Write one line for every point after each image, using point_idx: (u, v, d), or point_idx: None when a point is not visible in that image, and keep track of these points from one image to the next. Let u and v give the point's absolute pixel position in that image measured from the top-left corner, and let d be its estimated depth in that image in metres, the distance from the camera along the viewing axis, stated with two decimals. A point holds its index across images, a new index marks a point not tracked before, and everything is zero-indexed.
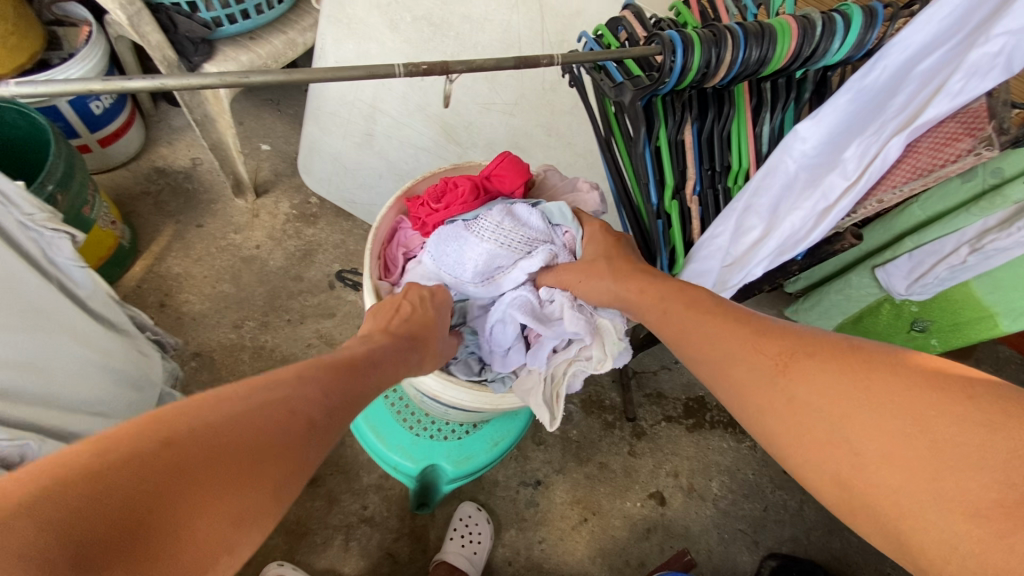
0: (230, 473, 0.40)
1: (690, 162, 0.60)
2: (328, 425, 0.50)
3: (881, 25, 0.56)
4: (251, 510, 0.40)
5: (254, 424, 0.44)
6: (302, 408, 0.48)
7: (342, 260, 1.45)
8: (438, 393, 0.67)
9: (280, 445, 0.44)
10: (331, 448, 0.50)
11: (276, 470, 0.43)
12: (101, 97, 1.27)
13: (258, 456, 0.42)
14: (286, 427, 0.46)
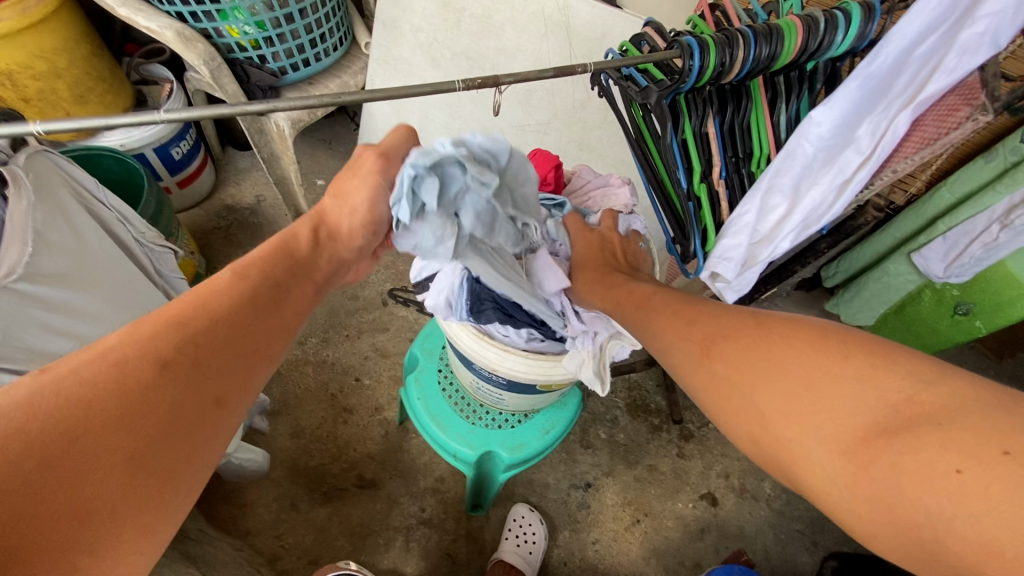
0: (38, 471, 0.37)
1: (715, 151, 0.67)
2: (189, 358, 0.46)
3: (880, 19, 0.63)
4: (100, 495, 0.38)
5: (57, 409, 0.39)
6: (137, 358, 0.44)
7: (393, 279, 1.56)
8: (495, 365, 0.73)
9: (107, 413, 0.40)
10: (208, 371, 0.46)
11: (116, 440, 0.40)
12: (181, 144, 1.45)
13: (73, 440, 0.39)
14: (123, 383, 0.42)
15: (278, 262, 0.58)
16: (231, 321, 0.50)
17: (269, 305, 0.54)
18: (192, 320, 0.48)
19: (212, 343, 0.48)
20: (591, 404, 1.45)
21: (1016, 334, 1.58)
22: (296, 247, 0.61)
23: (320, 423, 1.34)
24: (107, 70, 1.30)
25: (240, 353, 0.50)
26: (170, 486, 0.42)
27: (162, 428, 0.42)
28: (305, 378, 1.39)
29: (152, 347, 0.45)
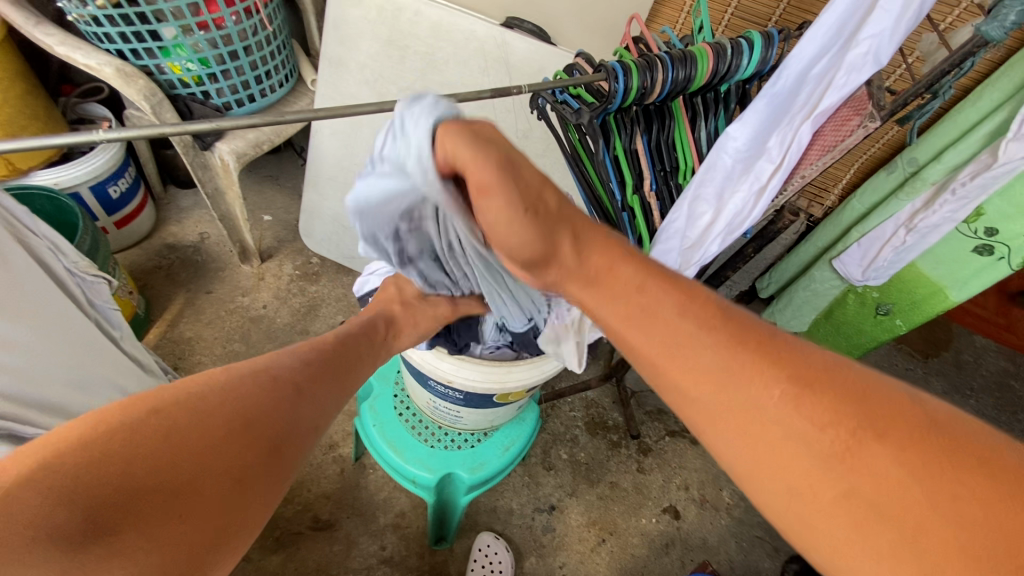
0: (223, 437, 0.43)
1: (645, 166, 0.73)
2: (312, 388, 0.53)
3: (778, 45, 0.71)
4: (256, 464, 0.44)
5: (238, 390, 0.47)
6: (284, 373, 0.52)
7: (345, 311, 1.54)
8: (450, 377, 0.73)
9: (269, 404, 0.48)
10: (321, 403, 0.53)
11: (268, 426, 0.47)
12: (119, 182, 1.40)
13: (248, 415, 0.46)
14: (272, 389, 0.49)
15: (359, 329, 0.65)
16: (333, 360, 0.59)
17: (354, 359, 0.61)
18: (317, 359, 0.57)
19: (327, 384, 0.56)
20: (551, 425, 1.45)
21: (934, 334, 1.71)
22: (376, 332, 0.66)
23: None
24: (41, 109, 1.27)
25: (342, 393, 0.57)
26: (288, 478, 0.47)
27: (293, 433, 0.49)
28: None
29: (294, 374, 0.53)
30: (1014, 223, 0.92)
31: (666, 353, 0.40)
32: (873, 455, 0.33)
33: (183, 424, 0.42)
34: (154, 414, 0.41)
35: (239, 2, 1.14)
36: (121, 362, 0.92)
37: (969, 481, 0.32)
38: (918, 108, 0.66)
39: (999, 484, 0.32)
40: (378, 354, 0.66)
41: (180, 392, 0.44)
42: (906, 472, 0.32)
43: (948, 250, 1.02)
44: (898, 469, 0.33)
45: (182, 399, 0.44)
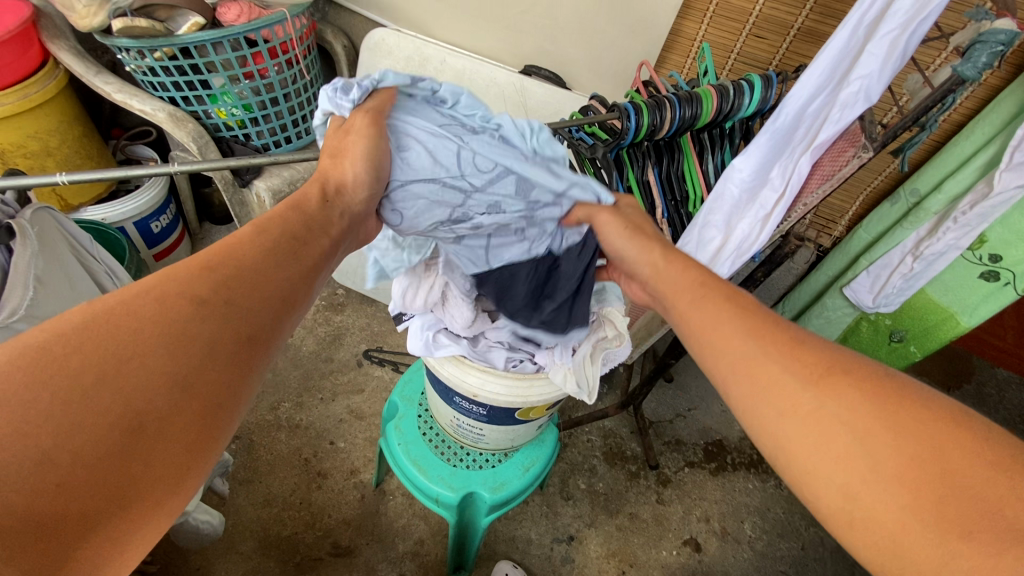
0: (91, 392, 0.34)
1: (656, 196, 0.80)
2: (227, 294, 0.41)
3: (777, 85, 0.78)
4: (154, 402, 0.36)
5: (114, 327, 0.37)
6: (180, 288, 0.40)
7: (368, 340, 1.59)
8: (476, 391, 0.76)
9: (158, 332, 0.37)
10: (244, 313, 0.42)
11: (163, 357, 0.37)
12: (161, 218, 1.50)
13: (125, 354, 0.36)
14: (162, 313, 0.38)
15: (293, 218, 0.51)
16: (260, 262, 0.45)
17: (287, 254, 0.47)
18: (227, 261, 0.43)
19: (245, 286, 0.43)
20: (569, 454, 1.46)
21: (954, 366, 1.71)
22: (307, 206, 0.53)
23: (293, 488, 1.31)
24: (94, 150, 1.38)
25: (278, 294, 0.45)
26: (219, 407, 0.38)
27: (210, 349, 0.39)
28: (277, 443, 1.37)
29: (194, 283, 0.41)
30: (1017, 249, 0.96)
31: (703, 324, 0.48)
32: (844, 388, 0.40)
33: (35, 382, 0.33)
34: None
35: (282, 55, 1.25)
36: None
37: (910, 422, 0.38)
38: (909, 141, 0.72)
39: (936, 415, 0.38)
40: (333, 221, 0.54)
41: (36, 338, 0.35)
42: (865, 402, 0.39)
43: (955, 277, 1.06)
44: (863, 399, 0.39)
45: (39, 347, 0.35)
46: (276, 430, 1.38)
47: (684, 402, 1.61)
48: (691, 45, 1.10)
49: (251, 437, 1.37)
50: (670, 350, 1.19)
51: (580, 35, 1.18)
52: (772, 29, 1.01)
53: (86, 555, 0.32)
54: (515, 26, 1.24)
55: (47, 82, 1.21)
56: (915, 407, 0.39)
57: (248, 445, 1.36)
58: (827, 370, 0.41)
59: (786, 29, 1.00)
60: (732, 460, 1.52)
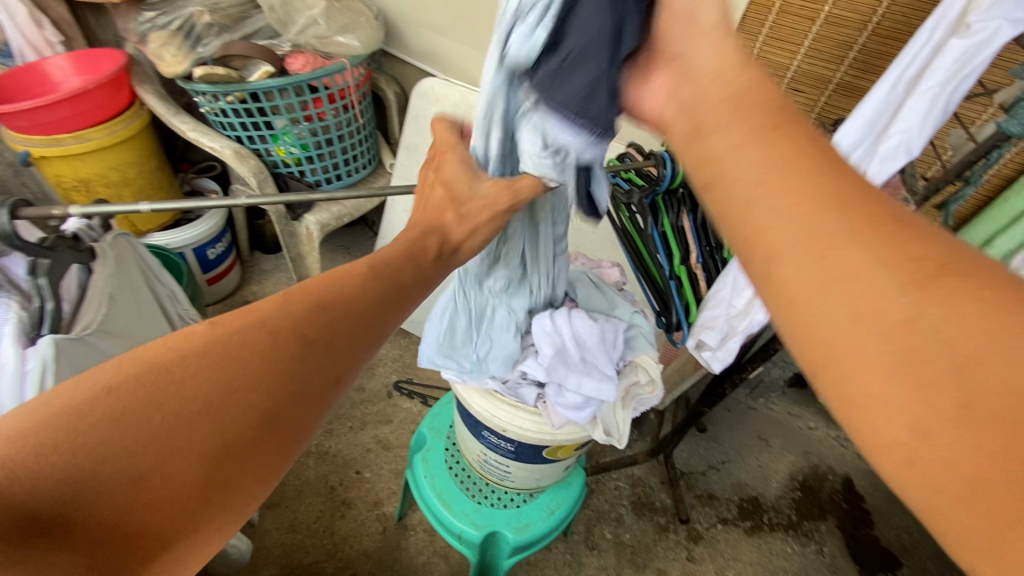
0: (189, 417, 0.37)
1: (691, 241, 0.80)
2: (324, 340, 0.44)
3: None
4: (239, 436, 0.38)
5: (231, 359, 0.40)
6: (284, 327, 0.42)
7: (399, 371, 1.62)
8: (505, 425, 0.74)
9: (260, 370, 0.40)
10: (333, 362, 0.44)
11: (256, 393, 0.40)
12: (217, 245, 1.60)
13: (227, 388, 0.39)
14: (262, 350, 0.41)
15: (401, 258, 0.53)
16: (362, 308, 0.47)
17: (384, 295, 0.49)
18: (336, 302, 0.45)
19: (347, 326, 0.45)
20: (596, 501, 1.42)
21: None
22: (422, 254, 0.55)
23: (317, 516, 1.31)
24: (164, 182, 1.50)
25: (370, 333, 0.47)
26: (292, 444, 0.42)
27: (294, 395, 0.41)
28: (305, 469, 1.39)
29: (303, 323, 0.43)
30: None
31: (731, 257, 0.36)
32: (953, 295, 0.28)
33: (152, 400, 0.37)
34: (117, 390, 0.36)
35: (339, 100, 1.35)
36: None
37: None
38: (953, 196, 0.71)
39: None
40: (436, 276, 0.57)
41: (159, 354, 0.38)
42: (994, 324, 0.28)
43: None
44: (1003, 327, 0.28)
45: (160, 367, 0.38)
46: (306, 456, 1.41)
47: (717, 454, 1.55)
48: None
49: None
50: (703, 397, 1.16)
51: None
52: (808, 83, 1.00)
53: (162, 559, 0.36)
54: None
55: (131, 122, 1.34)
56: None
57: None
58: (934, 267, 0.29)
59: (822, 83, 0.98)
60: (769, 520, 1.44)
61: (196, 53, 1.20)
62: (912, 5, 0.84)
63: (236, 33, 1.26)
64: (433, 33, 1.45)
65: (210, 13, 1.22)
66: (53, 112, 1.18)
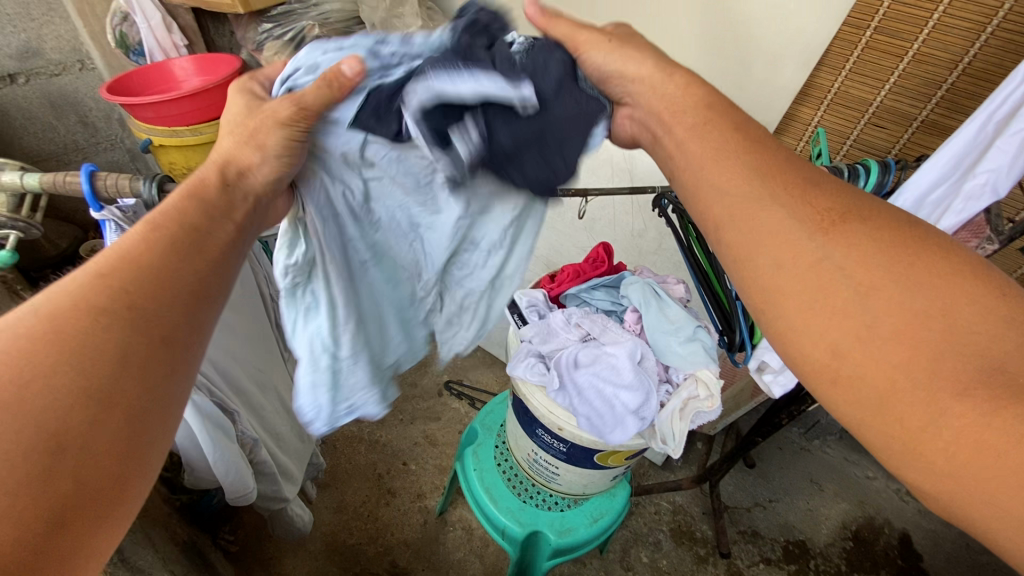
0: (6, 426, 0.31)
1: None
2: (134, 303, 0.36)
3: (896, 172, 0.79)
4: (70, 428, 0.32)
5: (17, 360, 0.32)
6: (81, 305, 0.35)
7: (450, 371, 1.68)
8: (562, 425, 0.77)
9: (56, 361, 0.33)
10: (155, 321, 0.37)
11: (61, 384, 0.33)
12: None
13: (23, 391, 0.32)
14: (61, 335, 0.34)
15: (200, 205, 0.43)
16: (159, 261, 0.39)
17: (187, 248, 0.41)
18: (124, 260, 0.38)
19: (151, 287, 0.38)
20: (634, 523, 1.41)
21: None
22: (211, 185, 0.45)
23: (364, 500, 1.38)
24: None
25: (200, 290, 0.40)
26: (153, 419, 0.36)
27: (122, 363, 0.35)
28: (356, 454, 1.46)
29: (92, 295, 0.36)
30: None
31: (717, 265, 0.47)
32: (856, 233, 0.39)
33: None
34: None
35: None
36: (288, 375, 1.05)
37: None
38: None
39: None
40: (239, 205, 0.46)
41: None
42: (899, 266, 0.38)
43: None
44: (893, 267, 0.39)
45: None
46: (357, 442, 1.48)
47: (764, 491, 1.50)
48: (805, 129, 1.10)
49: (334, 444, 1.48)
50: (756, 428, 1.14)
51: None
52: (892, 119, 0.99)
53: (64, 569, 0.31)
54: None
55: None
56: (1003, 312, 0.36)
57: (331, 451, 1.46)
58: (840, 220, 0.40)
59: (906, 121, 0.97)
60: (816, 567, 1.38)
61: None
62: (1008, 47, 0.82)
63: None
64: None
65: (320, 26, 1.32)
66: (176, 106, 1.33)
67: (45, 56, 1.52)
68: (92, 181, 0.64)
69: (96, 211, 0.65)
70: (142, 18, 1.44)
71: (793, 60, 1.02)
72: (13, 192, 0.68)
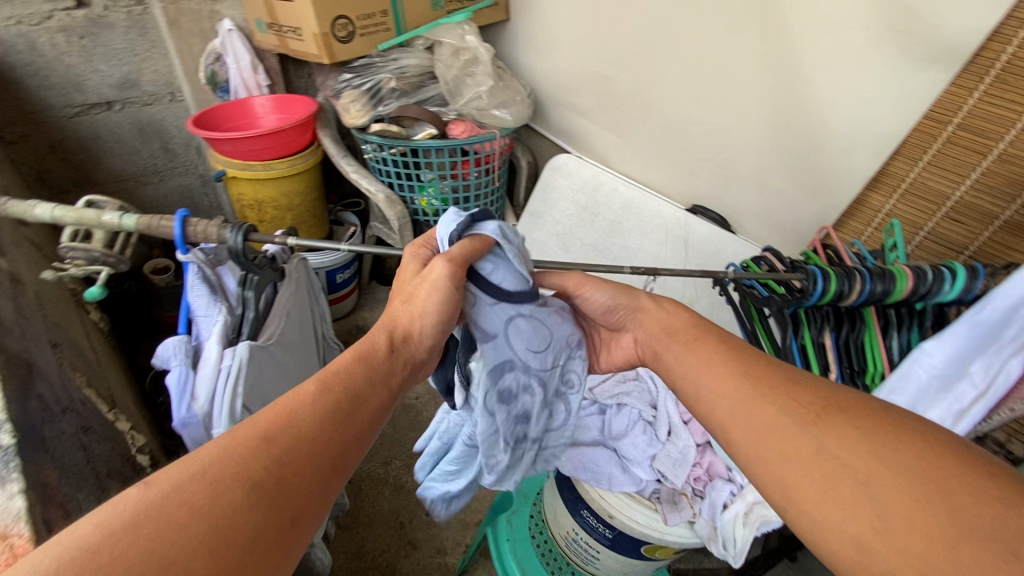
0: None
1: (831, 361, 0.79)
2: (277, 480, 0.42)
3: (984, 278, 0.75)
4: None
5: (180, 518, 0.37)
6: (239, 467, 0.41)
7: None
8: (613, 513, 0.74)
9: (202, 534, 0.37)
10: (290, 499, 0.42)
11: (201, 558, 0.36)
12: (344, 271, 1.77)
13: (160, 564, 0.34)
14: (219, 495, 0.39)
15: (357, 373, 0.53)
16: (314, 438, 0.46)
17: (340, 417, 0.48)
18: (286, 432, 0.44)
19: (297, 460, 0.44)
20: None
21: None
22: (374, 355, 0.55)
23: (384, 549, 1.34)
24: (318, 210, 1.70)
25: (339, 469, 0.47)
26: None
27: (246, 540, 0.38)
28: (380, 498, 1.44)
29: (255, 465, 0.42)
30: None
31: (822, 390, 0.49)
32: (860, 441, 0.43)
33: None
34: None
35: (483, 164, 1.48)
36: None
37: None
38: None
39: None
40: (395, 372, 0.56)
41: (77, 544, 0.34)
42: (869, 446, 0.42)
43: None
44: (862, 437, 0.43)
45: (95, 542, 0.34)
46: (382, 485, 1.46)
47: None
48: (874, 217, 1.04)
49: (360, 484, 1.47)
50: None
51: (757, 188, 1.24)
52: (973, 216, 0.89)
53: None
54: (690, 169, 1.36)
55: (309, 157, 1.55)
56: (986, 484, 0.37)
57: (356, 491, 1.45)
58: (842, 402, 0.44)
59: (988, 219, 0.87)
60: None
61: (377, 111, 1.38)
62: None
63: (412, 99, 1.42)
64: (576, 116, 1.60)
65: (396, 79, 1.40)
66: (253, 143, 1.40)
67: (141, 87, 1.64)
68: (184, 227, 0.67)
69: (183, 255, 0.68)
70: (233, 58, 1.58)
71: (866, 146, 1.01)
72: (108, 230, 0.71)
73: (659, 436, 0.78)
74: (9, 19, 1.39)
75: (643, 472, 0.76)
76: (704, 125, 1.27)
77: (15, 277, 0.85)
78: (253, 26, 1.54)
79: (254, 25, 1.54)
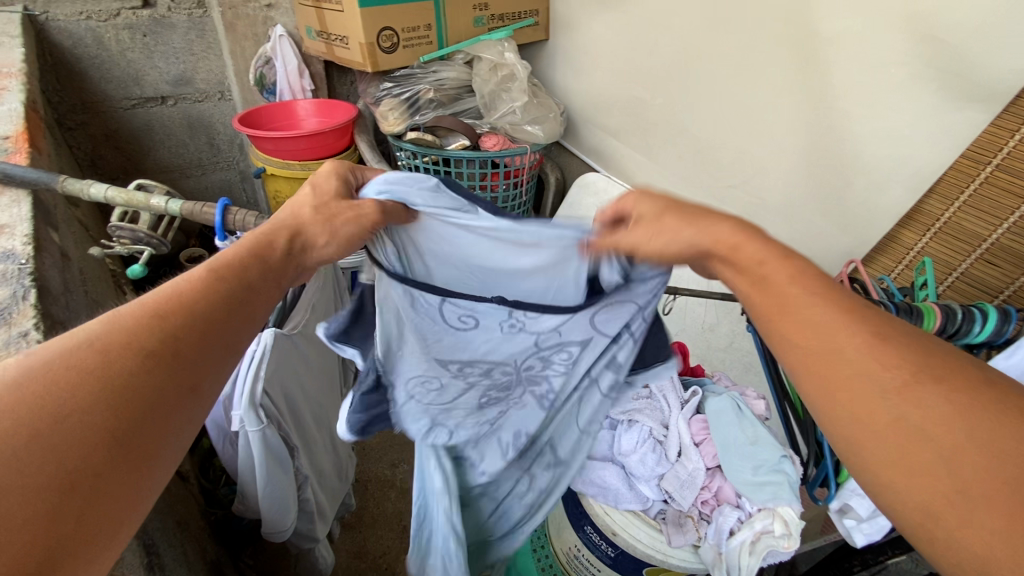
0: (38, 439, 0.35)
1: None
2: (182, 350, 0.44)
3: (1017, 321, 0.73)
4: (93, 461, 0.36)
5: (83, 378, 0.38)
6: (139, 340, 0.42)
7: None
8: (617, 530, 0.75)
9: (101, 390, 0.39)
10: (193, 368, 0.44)
11: (104, 414, 0.38)
12: None
13: (62, 418, 0.36)
14: (123, 360, 0.41)
15: (254, 267, 0.55)
16: (208, 317, 0.48)
17: (235, 303, 0.51)
18: (180, 311, 0.46)
19: (193, 337, 0.45)
20: None
21: None
22: (268, 252, 0.58)
23: (384, 551, 1.33)
24: None
25: (183, 377, 0.43)
26: (156, 465, 0.40)
27: (155, 397, 0.41)
28: (385, 500, 1.45)
29: (150, 336, 0.43)
30: None
31: None
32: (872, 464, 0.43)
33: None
34: None
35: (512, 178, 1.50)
36: (339, 412, 1.04)
37: None
38: None
39: None
40: (287, 271, 0.60)
41: None
42: None
43: None
44: None
45: None
46: (388, 487, 1.47)
47: None
48: (906, 254, 1.02)
49: (367, 484, 1.48)
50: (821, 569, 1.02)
51: (786, 218, 1.22)
52: (1009, 260, 0.87)
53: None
54: (719, 195, 1.35)
55: (344, 160, 1.60)
56: None
57: (363, 490, 1.46)
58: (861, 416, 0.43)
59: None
60: None
61: (414, 120, 1.43)
62: None
63: (448, 110, 1.46)
64: (607, 136, 1.62)
65: (434, 91, 1.44)
66: (293, 143, 1.46)
67: (195, 84, 1.73)
68: (224, 214, 0.70)
69: (220, 241, 0.71)
70: (281, 62, 1.65)
71: (901, 181, 0.99)
72: (153, 213, 0.75)
73: (669, 456, 0.77)
74: (81, 15, 1.49)
75: (650, 493, 0.75)
76: (736, 151, 1.27)
77: (65, 253, 0.90)
78: (303, 34, 1.61)
79: (304, 33, 1.61)
